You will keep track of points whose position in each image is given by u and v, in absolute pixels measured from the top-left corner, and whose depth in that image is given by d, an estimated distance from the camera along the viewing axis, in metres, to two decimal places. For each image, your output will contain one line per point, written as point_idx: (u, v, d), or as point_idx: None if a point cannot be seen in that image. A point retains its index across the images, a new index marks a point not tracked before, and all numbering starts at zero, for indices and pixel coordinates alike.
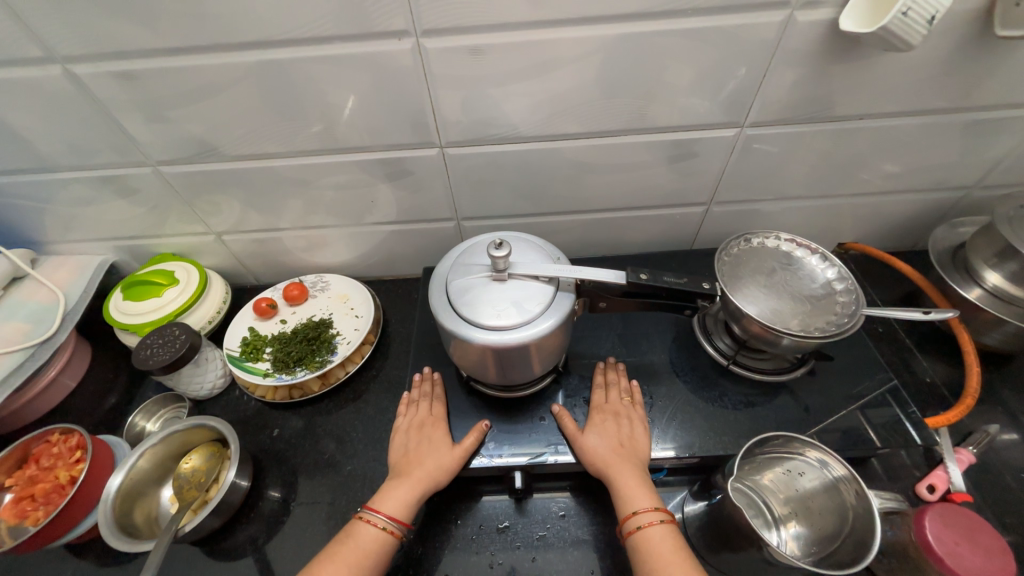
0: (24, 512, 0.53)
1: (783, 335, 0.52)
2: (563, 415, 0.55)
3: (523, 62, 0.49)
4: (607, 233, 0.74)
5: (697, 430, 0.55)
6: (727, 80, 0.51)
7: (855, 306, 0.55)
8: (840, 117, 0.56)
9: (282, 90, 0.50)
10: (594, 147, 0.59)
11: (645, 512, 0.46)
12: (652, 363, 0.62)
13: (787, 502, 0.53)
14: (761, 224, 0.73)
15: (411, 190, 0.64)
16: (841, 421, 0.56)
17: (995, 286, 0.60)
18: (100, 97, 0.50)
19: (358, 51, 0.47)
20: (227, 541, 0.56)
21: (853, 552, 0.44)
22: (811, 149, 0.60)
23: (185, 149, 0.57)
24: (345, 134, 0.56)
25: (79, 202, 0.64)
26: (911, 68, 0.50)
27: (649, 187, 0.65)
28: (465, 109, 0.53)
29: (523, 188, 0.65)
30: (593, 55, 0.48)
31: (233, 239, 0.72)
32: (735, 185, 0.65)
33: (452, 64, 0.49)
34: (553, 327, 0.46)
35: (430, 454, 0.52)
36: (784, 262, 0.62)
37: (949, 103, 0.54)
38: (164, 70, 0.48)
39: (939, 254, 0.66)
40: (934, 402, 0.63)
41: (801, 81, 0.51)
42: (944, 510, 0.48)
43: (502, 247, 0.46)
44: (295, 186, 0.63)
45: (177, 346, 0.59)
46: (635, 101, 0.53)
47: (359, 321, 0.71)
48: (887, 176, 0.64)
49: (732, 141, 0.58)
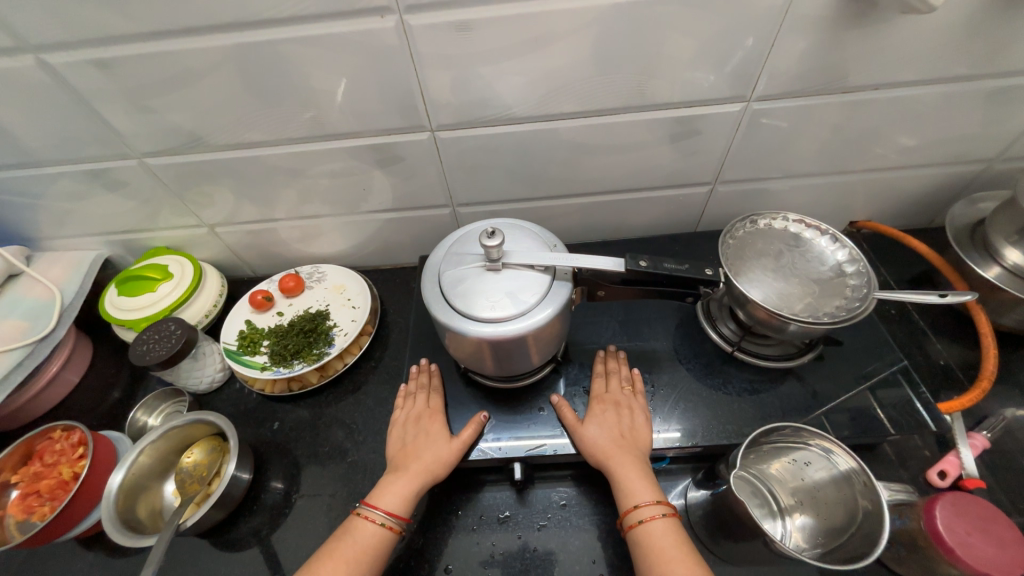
0: (30, 508, 0.55)
1: (790, 321, 0.50)
2: (562, 405, 0.54)
3: (515, 37, 0.46)
4: (607, 217, 0.72)
5: (700, 418, 0.54)
6: (734, 50, 0.48)
7: (867, 289, 0.52)
8: (854, 88, 0.52)
9: (263, 74, 0.48)
10: (593, 127, 0.56)
11: (646, 506, 0.45)
12: (655, 350, 0.61)
13: (794, 493, 0.52)
14: (769, 203, 0.70)
15: (403, 177, 0.62)
16: (850, 407, 0.54)
17: (1016, 265, 0.57)
18: (77, 87, 0.49)
19: (339, 31, 0.45)
20: (231, 533, 0.56)
21: (861, 545, 0.43)
22: (824, 123, 0.57)
23: (170, 140, 0.55)
24: (333, 120, 0.53)
25: (68, 197, 0.63)
26: (933, 32, 0.46)
27: (651, 168, 0.63)
28: (456, 91, 0.51)
29: (519, 172, 0.62)
30: (589, 27, 0.45)
31: (226, 231, 0.71)
32: (743, 163, 0.62)
33: (439, 43, 0.46)
34: (550, 317, 0.44)
35: (427, 447, 0.52)
36: (791, 243, 0.59)
37: (973, 70, 0.50)
38: (141, 56, 0.46)
39: (957, 231, 0.63)
40: (947, 386, 0.62)
41: (814, 49, 0.48)
42: (956, 499, 0.47)
43: (495, 237, 0.44)
44: (285, 176, 0.61)
45: (172, 341, 0.58)
46: (636, 77, 0.50)
47: (356, 312, 0.70)
48: (904, 150, 0.61)
49: (739, 117, 0.55)
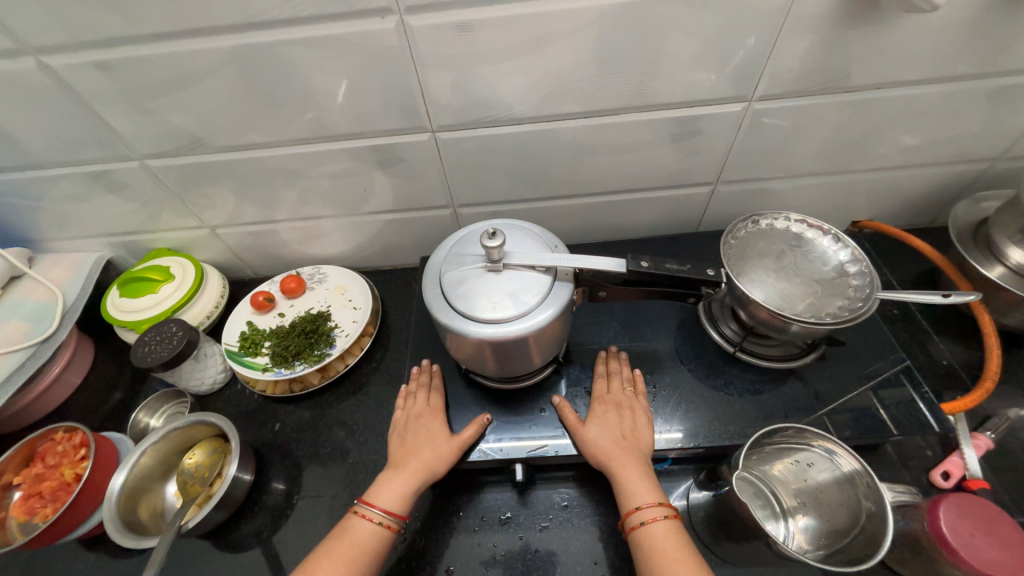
0: (33, 509, 0.55)
1: (792, 321, 0.49)
2: (563, 406, 0.54)
3: (515, 38, 0.46)
4: (608, 217, 0.72)
5: (702, 419, 0.54)
6: (735, 50, 0.48)
7: (870, 289, 0.52)
8: (856, 88, 0.52)
9: (263, 75, 0.48)
10: (594, 127, 0.56)
11: (648, 507, 0.45)
12: (657, 350, 0.61)
13: (797, 494, 0.52)
14: (770, 203, 0.70)
15: (404, 178, 0.62)
16: (853, 407, 0.54)
17: (1019, 265, 0.57)
18: (79, 89, 0.49)
19: (340, 32, 0.45)
20: (232, 534, 0.56)
21: (864, 547, 0.43)
22: (825, 122, 0.56)
23: (171, 141, 0.55)
24: (334, 121, 0.53)
25: (69, 199, 0.63)
26: (935, 31, 0.46)
27: (651, 168, 0.62)
28: (457, 92, 0.51)
29: (520, 172, 0.62)
30: (589, 28, 0.45)
31: (228, 232, 0.71)
32: (744, 163, 0.62)
33: (440, 43, 0.46)
34: (551, 318, 0.44)
35: (426, 445, 0.52)
36: (793, 243, 0.59)
37: (975, 69, 0.50)
38: (141, 58, 0.46)
39: (959, 231, 0.63)
40: (950, 386, 0.61)
41: (815, 48, 0.48)
42: (959, 501, 0.47)
43: (496, 237, 0.44)
44: (286, 177, 0.61)
45: (173, 342, 0.58)
46: (637, 77, 0.50)
47: (357, 313, 0.70)
48: (906, 149, 0.61)
49: (740, 116, 0.55)
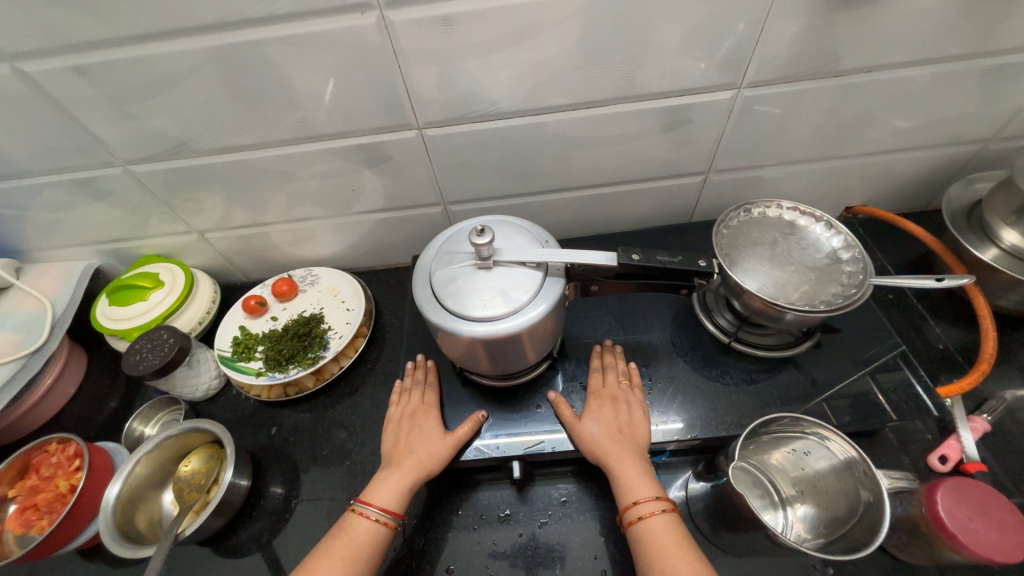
0: (29, 521, 0.55)
1: (786, 310, 0.49)
2: (560, 402, 0.53)
3: (499, 30, 0.45)
4: (601, 210, 0.71)
5: (699, 410, 0.54)
6: (724, 36, 0.47)
7: (863, 275, 0.52)
8: (847, 72, 0.52)
9: (244, 76, 0.47)
10: (583, 120, 0.55)
11: (645, 501, 0.45)
12: (652, 342, 0.61)
13: (796, 482, 0.52)
14: (763, 191, 0.69)
15: (393, 175, 0.61)
16: (850, 390, 0.54)
17: (1013, 246, 0.56)
18: (57, 96, 0.48)
19: (320, 29, 0.44)
20: (231, 540, 0.56)
21: (864, 535, 0.42)
22: (817, 108, 0.56)
23: (154, 146, 0.54)
24: (320, 121, 0.53)
25: (56, 208, 0.62)
26: (926, 11, 0.45)
27: (642, 159, 0.62)
28: (441, 87, 0.50)
29: (510, 167, 0.62)
30: (573, 17, 0.44)
31: (217, 236, 0.70)
32: (735, 151, 0.62)
33: (422, 37, 0.45)
34: (543, 314, 0.44)
35: (421, 443, 0.51)
36: (786, 231, 0.58)
37: (966, 49, 0.49)
38: (119, 61, 0.45)
39: (952, 213, 0.63)
40: (946, 369, 0.62)
41: (804, 33, 0.47)
42: (956, 484, 0.46)
43: (485, 234, 0.44)
44: (273, 178, 0.60)
45: (165, 349, 0.57)
46: (623, 66, 0.49)
47: (349, 314, 0.70)
48: (898, 133, 0.60)
49: (730, 104, 0.55)
